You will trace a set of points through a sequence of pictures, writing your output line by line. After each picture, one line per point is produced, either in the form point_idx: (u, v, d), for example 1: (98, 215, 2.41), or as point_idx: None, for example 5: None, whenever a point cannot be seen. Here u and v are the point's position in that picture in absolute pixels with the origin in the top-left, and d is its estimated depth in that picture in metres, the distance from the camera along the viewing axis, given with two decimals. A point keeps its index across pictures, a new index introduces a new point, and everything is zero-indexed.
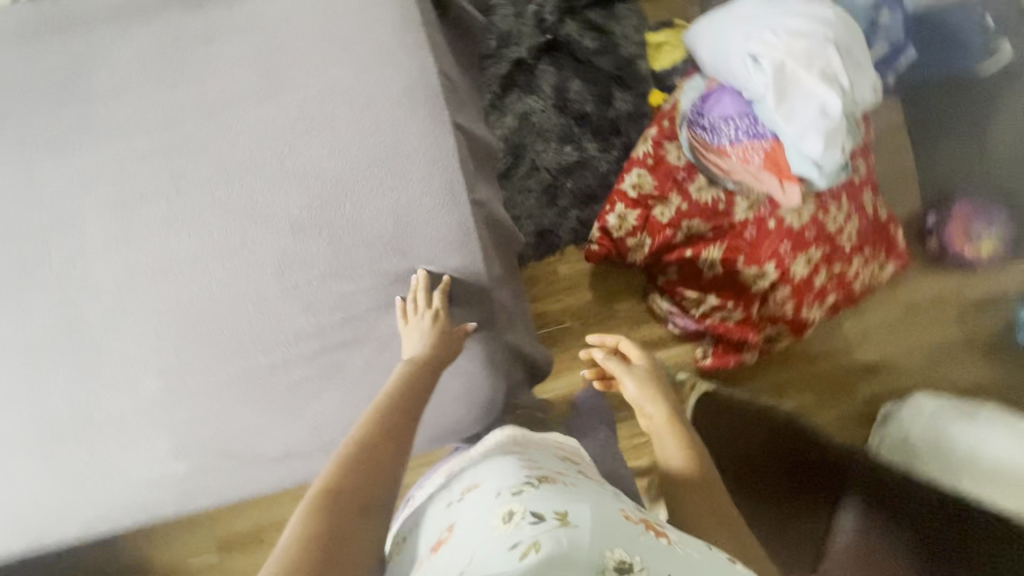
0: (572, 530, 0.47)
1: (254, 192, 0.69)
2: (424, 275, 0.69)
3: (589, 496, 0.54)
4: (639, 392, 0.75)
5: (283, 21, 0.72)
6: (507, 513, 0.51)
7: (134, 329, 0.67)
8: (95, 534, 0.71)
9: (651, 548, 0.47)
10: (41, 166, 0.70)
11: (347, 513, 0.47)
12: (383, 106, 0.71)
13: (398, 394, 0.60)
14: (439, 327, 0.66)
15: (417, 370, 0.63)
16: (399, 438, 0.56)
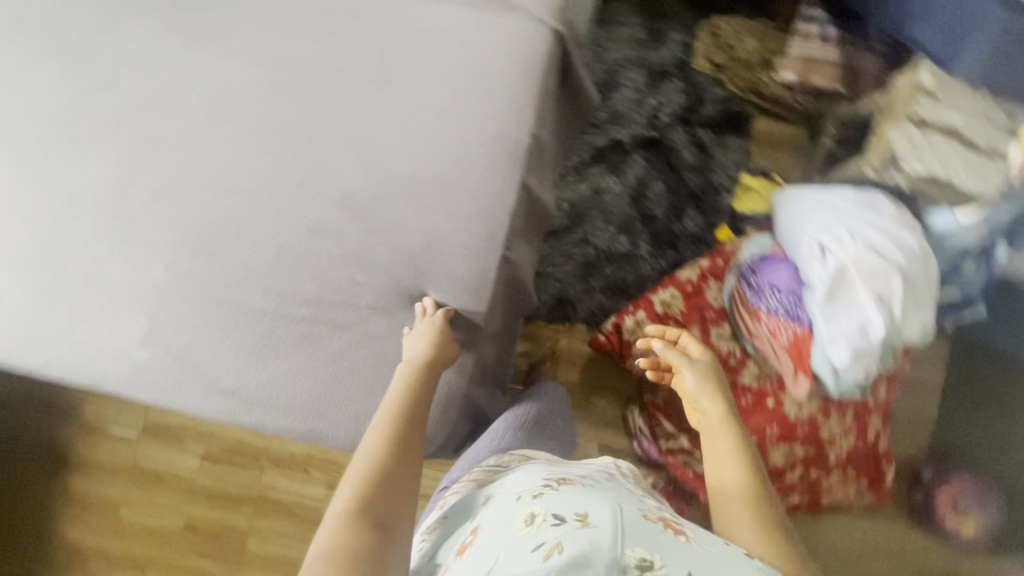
0: (593, 530, 0.54)
1: (327, 158, 0.75)
2: (430, 303, 0.72)
3: (605, 499, 0.60)
4: (697, 384, 0.81)
5: (424, 27, 0.78)
6: (530, 516, 0.58)
7: (168, 221, 0.73)
8: (43, 373, 0.75)
9: (667, 544, 0.54)
10: (167, 46, 0.76)
11: (366, 531, 0.56)
12: (471, 139, 0.76)
13: (397, 408, 0.67)
14: (436, 331, 0.70)
15: (410, 380, 0.69)
16: (396, 458, 0.64)
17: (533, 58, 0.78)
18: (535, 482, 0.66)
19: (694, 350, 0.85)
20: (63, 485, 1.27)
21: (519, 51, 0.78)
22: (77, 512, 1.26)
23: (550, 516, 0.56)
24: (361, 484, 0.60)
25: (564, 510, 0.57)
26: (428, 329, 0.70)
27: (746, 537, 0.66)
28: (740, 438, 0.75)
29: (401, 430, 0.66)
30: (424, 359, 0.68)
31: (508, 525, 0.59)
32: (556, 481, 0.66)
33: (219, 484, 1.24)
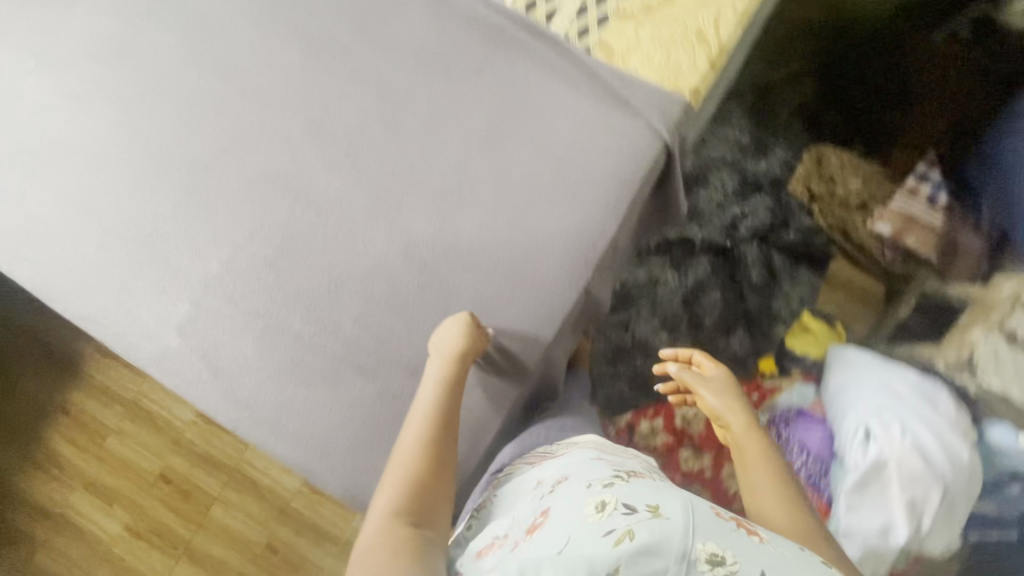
0: (664, 522, 0.54)
1: (406, 203, 0.74)
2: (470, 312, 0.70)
3: (679, 492, 0.60)
4: (718, 401, 0.83)
5: (540, 102, 0.76)
6: (602, 501, 0.59)
7: (239, 219, 0.73)
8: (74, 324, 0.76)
9: (742, 545, 0.54)
10: (291, 48, 0.77)
11: (406, 530, 0.60)
12: (551, 229, 0.74)
13: (425, 412, 0.67)
14: (465, 326, 0.68)
15: (438, 381, 0.67)
16: (425, 468, 0.64)
17: (637, 165, 0.76)
18: (602, 472, 0.67)
19: (708, 368, 0.87)
20: (64, 397, 1.31)
21: (625, 155, 0.76)
22: (68, 427, 1.30)
23: (621, 506, 0.57)
24: (395, 493, 0.63)
25: (637, 499, 0.58)
26: (458, 330, 0.68)
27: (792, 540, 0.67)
28: (765, 454, 0.76)
29: (431, 438, 0.66)
30: (451, 354, 0.66)
31: (578, 509, 0.60)
32: (624, 474, 0.67)
33: (205, 443, 1.28)
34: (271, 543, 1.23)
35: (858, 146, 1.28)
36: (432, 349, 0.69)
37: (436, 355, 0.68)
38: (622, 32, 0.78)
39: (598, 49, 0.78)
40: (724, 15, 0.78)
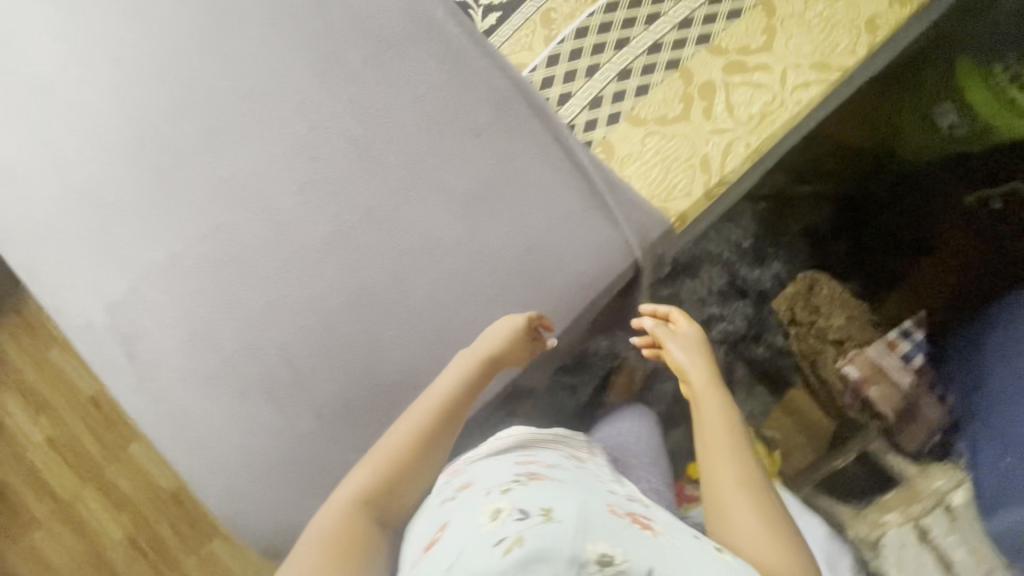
0: (555, 525, 0.51)
1: (363, 246, 0.74)
2: (533, 315, 0.72)
3: (574, 496, 0.59)
4: (685, 356, 0.78)
5: (523, 183, 0.74)
6: (496, 509, 0.56)
7: (197, 217, 0.73)
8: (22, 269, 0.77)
9: (633, 542, 0.52)
10: (298, 58, 0.75)
11: (366, 521, 0.62)
12: (497, 314, 0.74)
13: (440, 402, 0.68)
14: (513, 331, 0.70)
15: (467, 374, 0.69)
16: (420, 455, 0.67)
17: (599, 276, 0.75)
18: (505, 476, 0.65)
19: (683, 324, 0.82)
20: (22, 297, 1.33)
21: (591, 262, 0.74)
22: (18, 326, 1.32)
23: (515, 511, 0.55)
24: (379, 473, 0.65)
25: (527, 504, 0.56)
26: (503, 332, 0.70)
27: (744, 513, 0.65)
28: (727, 436, 0.72)
29: (436, 424, 0.68)
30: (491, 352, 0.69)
31: (474, 518, 0.56)
32: (525, 477, 0.64)
33: None
34: (179, 493, 1.26)
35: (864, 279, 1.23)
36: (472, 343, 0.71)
37: (474, 348, 0.70)
38: (628, 135, 0.76)
39: (599, 146, 0.76)
40: (736, 146, 0.75)
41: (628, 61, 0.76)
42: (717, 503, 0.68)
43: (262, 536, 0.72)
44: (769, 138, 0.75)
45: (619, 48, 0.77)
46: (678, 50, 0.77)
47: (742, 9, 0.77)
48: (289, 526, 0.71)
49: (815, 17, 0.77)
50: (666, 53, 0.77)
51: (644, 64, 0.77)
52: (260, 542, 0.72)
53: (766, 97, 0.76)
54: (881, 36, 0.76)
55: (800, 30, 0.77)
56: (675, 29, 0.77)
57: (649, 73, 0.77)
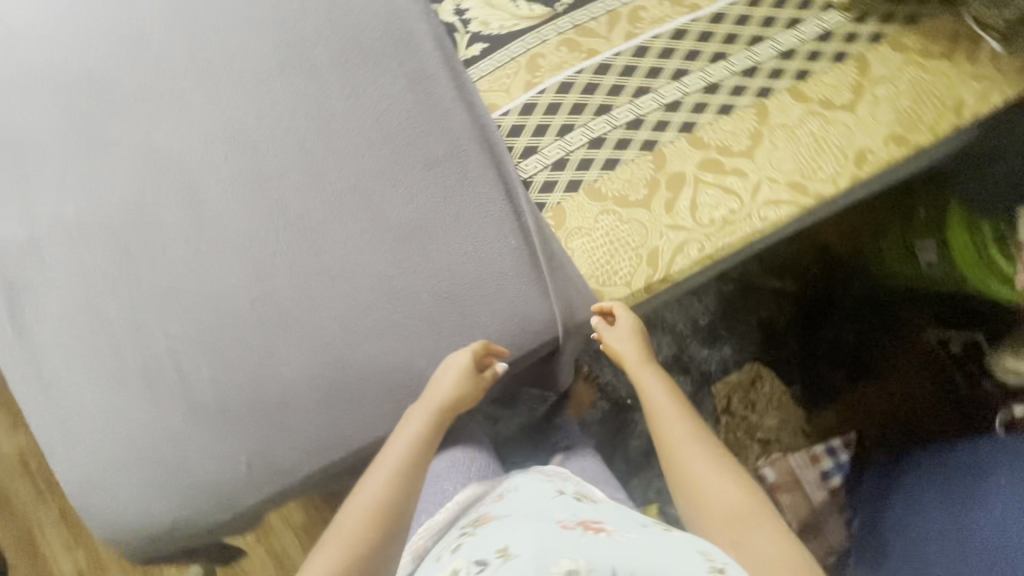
0: (514, 561, 0.49)
1: (280, 255, 0.70)
2: (477, 348, 0.69)
3: (526, 525, 0.56)
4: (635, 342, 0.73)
5: (460, 231, 0.70)
6: (453, 568, 0.53)
7: (115, 178, 0.69)
8: None
9: (590, 546, 0.51)
10: (263, 40, 0.71)
11: None
12: (400, 358, 0.70)
13: (398, 462, 0.67)
14: (460, 371, 0.68)
15: (423, 428, 0.68)
16: (388, 520, 0.65)
17: (517, 344, 0.71)
18: (454, 538, 0.63)
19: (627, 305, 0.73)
20: None
21: (514, 328, 0.71)
22: None
23: (472, 565, 0.52)
24: (350, 546, 0.62)
25: (481, 553, 0.53)
26: (454, 382, 0.68)
27: (719, 480, 0.63)
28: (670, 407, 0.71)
29: (393, 484, 0.66)
30: (437, 399, 0.69)
31: None
32: (473, 527, 0.63)
33: None
34: None
35: (805, 384, 1.20)
36: (422, 394, 0.70)
37: (426, 401, 0.69)
38: (584, 206, 0.73)
39: (551, 211, 0.73)
40: (689, 248, 0.72)
41: (604, 130, 0.73)
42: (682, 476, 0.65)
43: (104, 524, 0.69)
44: (724, 247, 0.72)
45: (599, 114, 0.73)
46: (658, 131, 0.73)
47: (735, 105, 0.73)
48: (131, 518, 0.68)
49: (806, 133, 0.73)
50: (645, 132, 0.73)
51: (619, 137, 0.73)
52: (99, 528, 0.69)
53: (733, 205, 0.72)
54: (867, 171, 0.72)
55: (787, 143, 0.73)
56: (662, 109, 0.73)
57: (623, 148, 0.73)
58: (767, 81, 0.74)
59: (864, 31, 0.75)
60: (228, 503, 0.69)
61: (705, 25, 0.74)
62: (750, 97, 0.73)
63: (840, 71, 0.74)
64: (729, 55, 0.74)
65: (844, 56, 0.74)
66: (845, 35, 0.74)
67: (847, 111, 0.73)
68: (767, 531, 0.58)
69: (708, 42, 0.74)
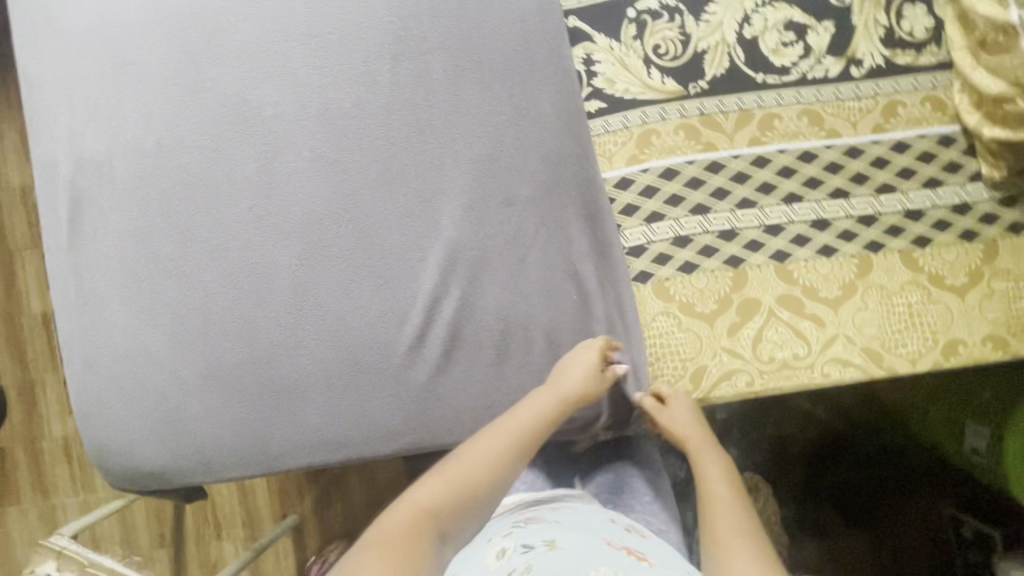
0: (560, 557, 0.49)
1: (334, 248, 0.68)
2: (600, 343, 0.66)
3: (575, 530, 0.55)
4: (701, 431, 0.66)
5: (516, 282, 0.68)
6: (500, 548, 0.53)
7: (201, 123, 0.68)
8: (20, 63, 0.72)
9: (631, 566, 0.50)
10: (387, 27, 0.68)
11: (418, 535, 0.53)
12: (415, 388, 0.68)
13: (517, 430, 0.62)
14: (595, 359, 0.65)
15: (546, 410, 0.63)
16: (491, 478, 0.59)
17: None
18: (503, 524, 0.60)
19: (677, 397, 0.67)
20: None
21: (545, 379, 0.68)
22: None
23: (519, 547, 0.52)
24: (446, 486, 0.58)
25: (528, 539, 0.53)
26: (587, 368, 0.64)
27: None
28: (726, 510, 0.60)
29: (505, 446, 0.61)
30: (566, 377, 0.64)
31: (478, 559, 0.53)
32: (525, 519, 0.60)
33: None
34: None
35: (805, 528, 1.09)
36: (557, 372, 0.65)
37: (556, 379, 0.65)
38: (647, 301, 0.70)
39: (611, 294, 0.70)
40: (738, 377, 0.68)
41: (694, 230, 0.69)
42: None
43: (97, 444, 0.70)
44: (773, 390, 0.68)
45: (695, 213, 0.69)
46: (748, 250, 0.68)
47: (838, 249, 0.68)
48: (122, 448, 0.69)
49: (901, 302, 0.68)
50: (735, 245, 0.68)
51: (707, 242, 0.69)
52: (91, 444, 0.71)
53: (799, 350, 0.68)
54: (952, 364, 0.67)
55: (879, 307, 0.68)
56: (760, 229, 0.68)
57: (707, 255, 0.69)
58: (881, 235, 0.68)
59: (1003, 216, 0.68)
60: (210, 467, 0.69)
61: (838, 155, 0.68)
62: (856, 246, 0.68)
63: (964, 251, 0.68)
64: (852, 195, 0.68)
65: (972, 235, 0.68)
66: (982, 213, 0.68)
67: (955, 295, 0.68)
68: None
69: (834, 174, 0.68)
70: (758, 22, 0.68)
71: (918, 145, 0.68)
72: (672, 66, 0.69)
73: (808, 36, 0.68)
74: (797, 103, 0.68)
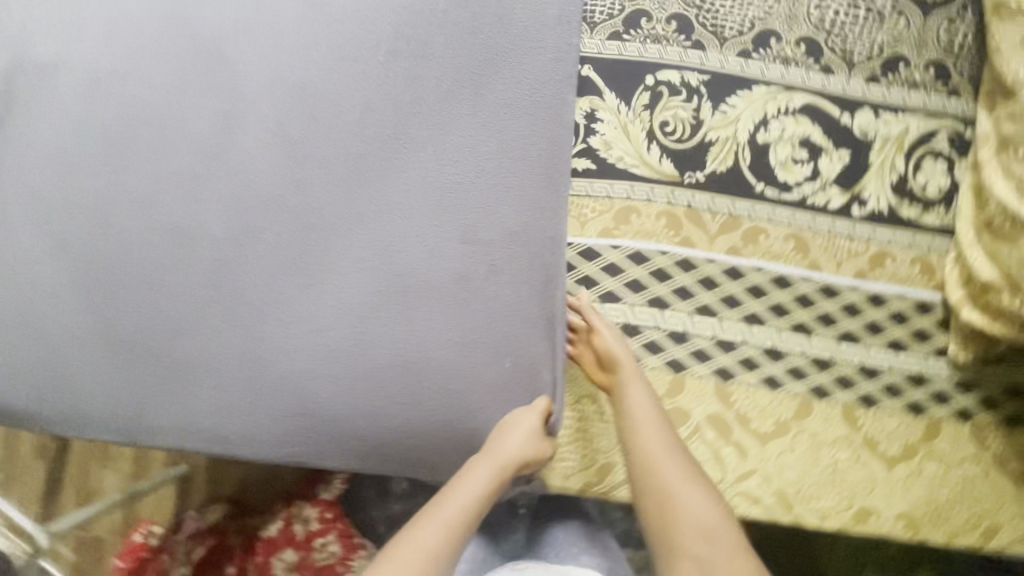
0: None
1: (266, 232, 0.63)
2: (540, 405, 0.65)
3: None
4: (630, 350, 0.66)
5: (446, 323, 0.63)
6: None
7: (162, 62, 0.62)
8: None
9: None
10: (391, 18, 0.63)
11: None
12: (315, 401, 0.64)
13: (459, 508, 0.63)
14: (534, 430, 0.65)
15: (487, 486, 0.63)
16: (442, 559, 0.61)
17: (430, 459, 0.66)
18: None
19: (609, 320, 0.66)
20: None
21: (448, 430, 0.65)
22: None
23: None
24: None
25: None
26: (527, 438, 0.64)
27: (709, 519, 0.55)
28: (652, 426, 0.61)
29: (450, 524, 0.62)
30: (505, 454, 0.64)
31: None
32: None
33: None
34: None
35: None
36: (495, 446, 0.64)
37: (491, 450, 0.64)
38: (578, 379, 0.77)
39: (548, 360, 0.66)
40: None
41: (645, 322, 0.66)
42: (666, 534, 0.56)
43: None
44: None
45: (652, 304, 0.66)
46: (693, 358, 0.65)
47: (784, 384, 0.65)
48: None
49: (829, 456, 0.65)
50: (682, 349, 0.66)
51: (654, 338, 0.66)
52: None
53: (713, 475, 0.65)
54: (860, 532, 0.65)
55: (805, 454, 0.65)
56: (712, 341, 0.65)
57: (652, 350, 0.66)
58: (831, 383, 0.65)
59: (956, 399, 0.65)
60: (77, 422, 0.64)
61: (812, 290, 0.65)
62: (804, 386, 0.65)
63: (907, 423, 0.65)
64: (814, 334, 0.65)
65: (919, 410, 0.65)
66: (936, 391, 0.65)
67: (885, 464, 0.65)
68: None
69: (803, 307, 0.65)
70: (775, 129, 0.67)
71: (893, 303, 0.65)
72: (675, 148, 0.67)
73: (820, 159, 0.66)
74: (787, 225, 0.66)
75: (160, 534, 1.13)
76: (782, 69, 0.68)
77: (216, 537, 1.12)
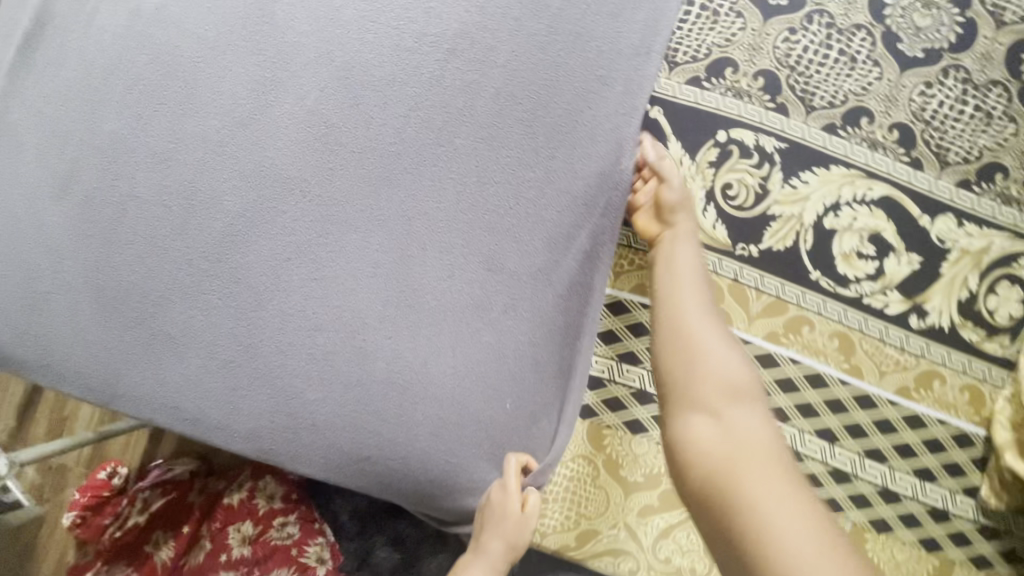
0: None
1: (281, 213, 0.59)
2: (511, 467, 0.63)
3: None
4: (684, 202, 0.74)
5: (452, 348, 0.59)
6: None
7: (211, 17, 0.59)
8: None
9: None
10: (459, 15, 0.58)
11: None
12: (299, 403, 0.59)
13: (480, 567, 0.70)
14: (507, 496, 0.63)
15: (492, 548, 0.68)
16: None
17: (408, 487, 0.61)
18: None
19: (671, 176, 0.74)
20: None
21: (432, 461, 0.60)
22: None
23: None
24: None
25: None
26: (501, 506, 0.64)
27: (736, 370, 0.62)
28: (695, 291, 0.68)
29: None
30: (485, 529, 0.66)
31: None
32: None
33: None
34: None
35: None
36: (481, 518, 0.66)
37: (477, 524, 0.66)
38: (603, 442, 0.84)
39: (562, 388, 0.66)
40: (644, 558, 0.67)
41: None
42: (688, 385, 0.63)
43: None
44: None
45: None
46: None
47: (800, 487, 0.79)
48: None
49: None
50: None
51: None
52: None
53: None
54: None
55: None
56: None
57: None
58: (845, 498, 0.78)
59: (952, 548, 0.77)
60: (48, 370, 0.61)
61: (846, 397, 0.79)
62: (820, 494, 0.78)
63: (913, 555, 0.77)
64: (838, 444, 0.78)
65: (921, 543, 0.77)
66: (955, 530, 0.77)
67: None
68: (793, 504, 0.52)
69: (832, 415, 0.79)
70: (845, 220, 0.81)
71: (907, 437, 0.78)
72: (748, 217, 0.81)
73: (887, 261, 0.80)
74: (835, 324, 0.80)
75: (123, 477, 1.11)
76: (868, 150, 0.82)
77: (178, 492, 1.10)
